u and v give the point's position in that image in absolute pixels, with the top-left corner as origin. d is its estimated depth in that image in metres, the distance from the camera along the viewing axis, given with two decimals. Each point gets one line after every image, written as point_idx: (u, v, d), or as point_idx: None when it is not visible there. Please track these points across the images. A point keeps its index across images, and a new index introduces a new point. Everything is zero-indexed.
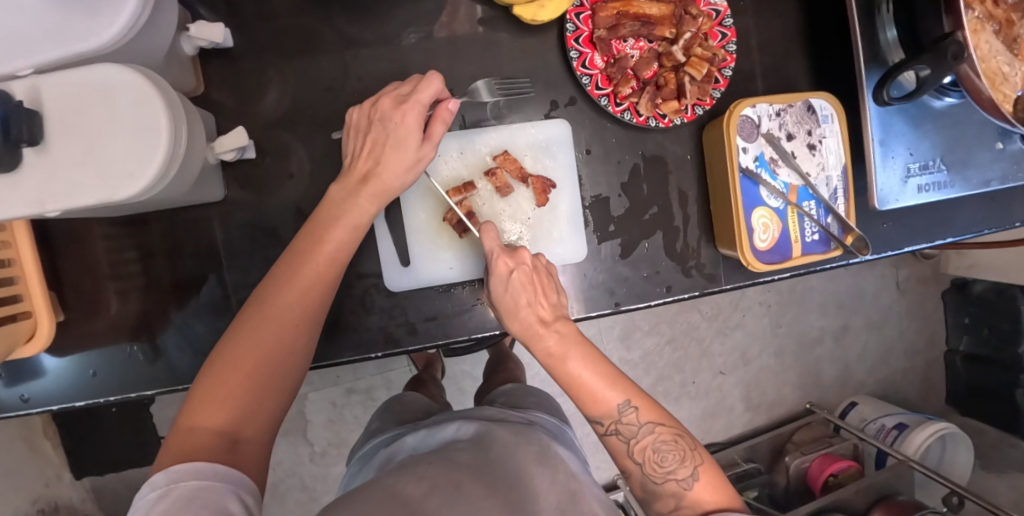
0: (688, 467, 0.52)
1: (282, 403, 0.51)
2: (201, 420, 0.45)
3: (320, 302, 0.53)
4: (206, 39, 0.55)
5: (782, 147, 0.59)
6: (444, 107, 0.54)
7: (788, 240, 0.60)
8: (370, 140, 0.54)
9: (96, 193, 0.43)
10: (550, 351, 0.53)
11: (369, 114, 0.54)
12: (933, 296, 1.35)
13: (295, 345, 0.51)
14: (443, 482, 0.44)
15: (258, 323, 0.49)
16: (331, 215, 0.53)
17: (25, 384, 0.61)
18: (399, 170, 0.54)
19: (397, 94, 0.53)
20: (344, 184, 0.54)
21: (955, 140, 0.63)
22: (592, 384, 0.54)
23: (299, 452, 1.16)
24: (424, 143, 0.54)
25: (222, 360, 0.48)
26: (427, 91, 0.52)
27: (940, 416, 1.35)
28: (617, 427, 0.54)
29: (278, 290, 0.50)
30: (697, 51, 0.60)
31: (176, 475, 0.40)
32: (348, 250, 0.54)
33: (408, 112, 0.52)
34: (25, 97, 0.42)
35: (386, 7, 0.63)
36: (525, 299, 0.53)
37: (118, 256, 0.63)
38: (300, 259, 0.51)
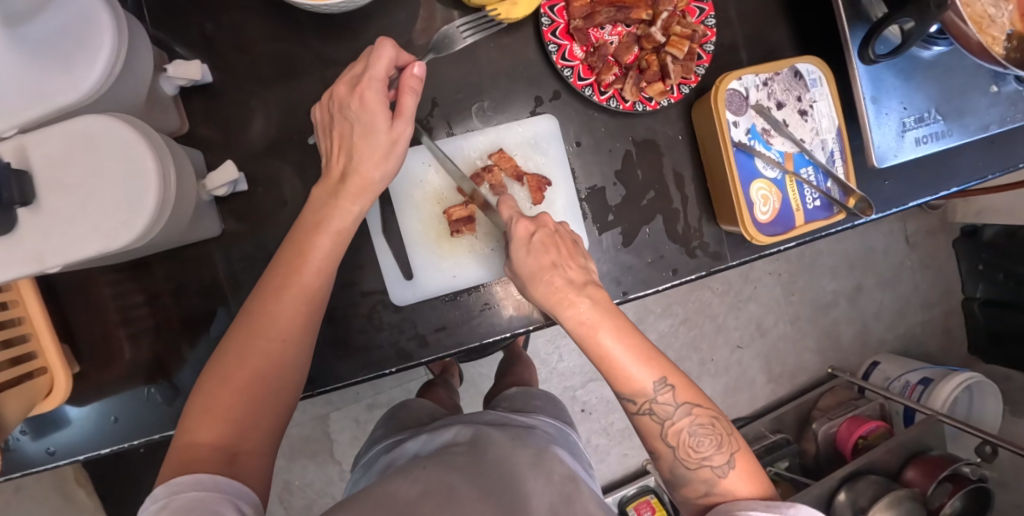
0: (724, 454, 0.52)
1: (281, 415, 0.51)
2: (198, 436, 0.45)
3: (311, 314, 0.52)
4: (186, 78, 0.56)
5: (773, 117, 0.59)
6: (409, 73, 0.50)
7: (789, 210, 0.60)
8: (338, 135, 0.52)
9: (94, 244, 0.43)
10: (581, 319, 0.51)
11: (329, 108, 0.52)
12: (944, 246, 1.34)
13: (289, 357, 0.50)
14: (437, 486, 0.46)
15: (248, 339, 0.49)
16: (312, 221, 0.52)
17: (50, 437, 0.62)
18: (376, 158, 0.52)
19: (351, 76, 0.51)
20: (323, 187, 0.53)
21: (949, 89, 0.62)
22: (624, 360, 0.52)
23: (329, 472, 1.17)
24: (396, 120, 0.52)
25: (217, 375, 0.48)
26: (379, 64, 0.49)
27: (964, 366, 1.33)
28: (651, 407, 0.52)
29: (265, 304, 0.50)
30: (676, 29, 0.59)
31: (177, 487, 0.41)
32: (333, 259, 0.53)
33: (366, 92, 0.49)
34: (12, 156, 0.42)
35: (360, 23, 0.63)
36: (549, 262, 0.51)
37: (125, 302, 0.63)
38: (286, 270, 0.50)
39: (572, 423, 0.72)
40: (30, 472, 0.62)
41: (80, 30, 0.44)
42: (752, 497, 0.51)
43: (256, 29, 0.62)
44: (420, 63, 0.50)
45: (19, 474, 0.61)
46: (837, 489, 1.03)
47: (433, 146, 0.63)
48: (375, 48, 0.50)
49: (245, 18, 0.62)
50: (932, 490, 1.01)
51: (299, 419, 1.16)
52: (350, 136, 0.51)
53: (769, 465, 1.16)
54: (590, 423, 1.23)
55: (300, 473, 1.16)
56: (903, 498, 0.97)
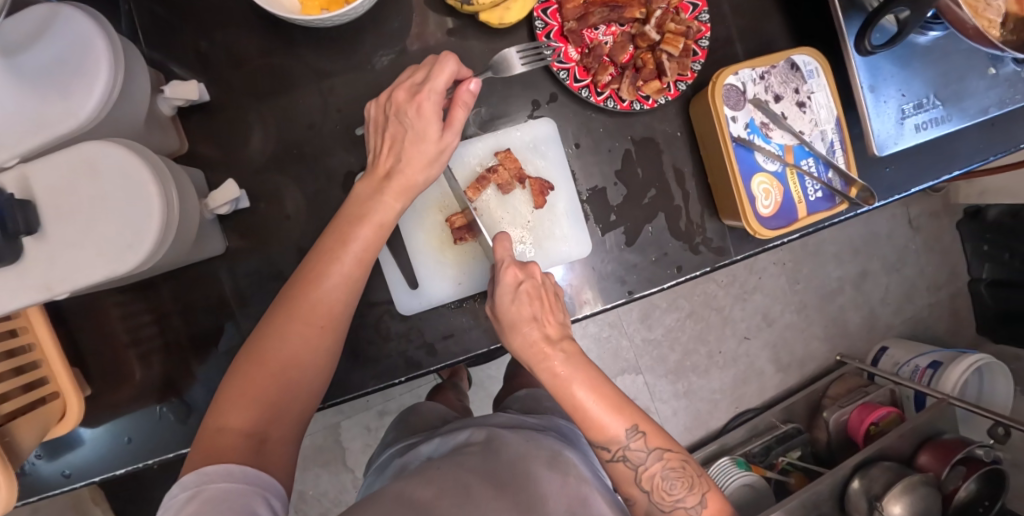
0: (695, 494, 0.53)
1: (310, 400, 0.52)
2: (229, 420, 0.46)
3: (347, 307, 0.52)
4: (183, 98, 0.56)
5: (771, 110, 0.58)
6: (465, 88, 0.50)
7: (791, 202, 0.59)
8: (389, 135, 0.53)
9: (100, 269, 0.44)
10: (555, 373, 0.52)
11: (385, 108, 0.52)
12: (948, 228, 1.33)
13: (324, 347, 0.51)
14: (452, 484, 0.46)
15: (286, 325, 0.49)
16: (356, 213, 0.52)
17: (65, 460, 0.62)
18: (421, 164, 0.52)
19: (413, 82, 0.51)
20: (368, 182, 0.54)
21: (947, 73, 0.62)
22: (596, 410, 0.52)
23: (343, 480, 1.17)
24: (445, 130, 0.52)
25: (255, 358, 0.49)
26: (441, 77, 0.49)
27: (973, 347, 1.33)
28: (625, 453, 0.53)
29: (306, 293, 0.50)
30: (671, 27, 0.58)
31: (205, 477, 0.41)
32: (372, 252, 0.53)
33: (424, 103, 0.50)
34: (15, 187, 0.43)
35: (353, 34, 0.63)
36: (529, 313, 0.52)
37: (134, 322, 0.63)
38: (328, 260, 0.50)
39: None
40: (48, 495, 0.62)
41: (77, 57, 0.45)
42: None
43: (251, 45, 0.62)
44: (477, 79, 0.50)
45: (36, 498, 0.62)
46: (851, 477, 1.02)
47: None
48: (439, 60, 0.50)
49: (240, 34, 0.62)
50: (946, 473, 1.01)
51: (311, 429, 1.16)
52: (402, 140, 0.52)
53: (781, 456, 1.16)
54: None
55: (313, 483, 1.16)
56: (918, 484, 0.98)
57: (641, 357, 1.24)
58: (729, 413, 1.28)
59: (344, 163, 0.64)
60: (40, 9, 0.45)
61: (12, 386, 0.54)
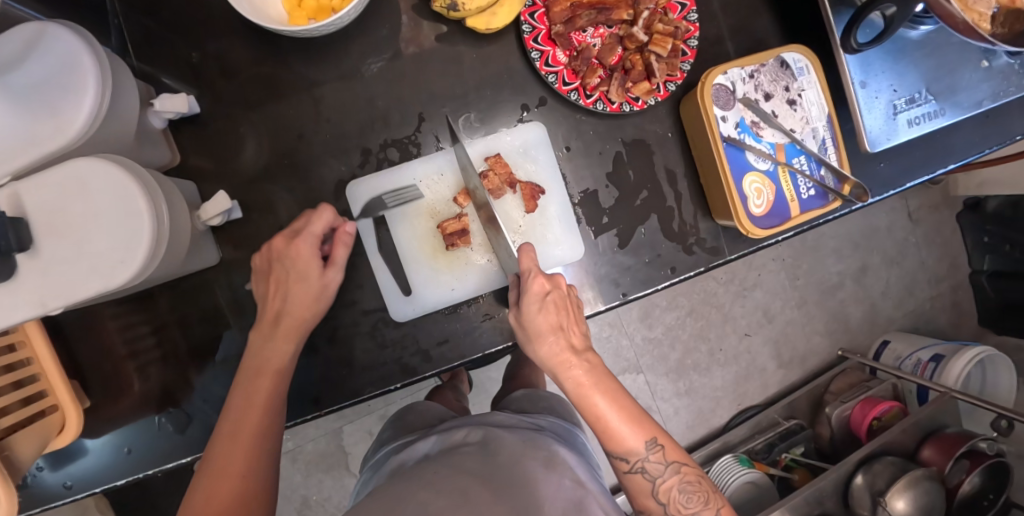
0: (711, 509, 0.54)
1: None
2: None
3: (265, 447, 0.53)
4: (172, 111, 0.56)
5: (762, 109, 0.58)
6: (343, 230, 0.57)
7: (784, 201, 0.59)
8: (274, 279, 0.56)
9: (93, 284, 0.44)
10: (579, 381, 0.52)
11: (266, 258, 0.57)
12: (948, 220, 1.32)
13: (263, 464, 0.52)
14: (451, 490, 0.47)
15: (224, 451, 0.51)
16: (254, 364, 0.55)
17: (66, 471, 0.62)
18: (308, 298, 0.56)
19: (289, 231, 0.56)
20: (258, 329, 0.56)
21: (938, 67, 0.62)
22: (616, 423, 0.52)
23: (346, 485, 1.18)
24: (327, 268, 0.57)
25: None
26: (319, 223, 0.56)
27: (976, 340, 1.32)
28: (643, 465, 0.53)
29: (220, 455, 0.51)
30: (659, 27, 0.58)
31: None
32: (278, 396, 0.55)
33: (300, 246, 0.55)
34: (7, 205, 0.43)
35: (342, 42, 0.62)
36: (556, 324, 0.53)
37: (131, 334, 0.64)
38: (249, 382, 0.54)
39: (578, 424, 0.73)
40: (49, 507, 0.63)
41: (65, 74, 0.45)
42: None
43: (240, 56, 0.63)
44: (352, 222, 0.58)
45: (38, 510, 0.62)
46: (854, 471, 1.02)
47: (425, 161, 0.64)
48: (314, 212, 0.57)
49: (229, 46, 0.62)
50: (950, 467, 1.00)
51: (314, 434, 1.17)
52: (285, 283, 0.55)
53: (784, 452, 1.16)
54: None
55: (316, 488, 1.17)
56: (923, 478, 0.97)
57: (641, 356, 1.24)
58: (731, 411, 1.28)
59: (334, 172, 0.64)
60: (24, 27, 0.45)
61: (11, 400, 0.55)
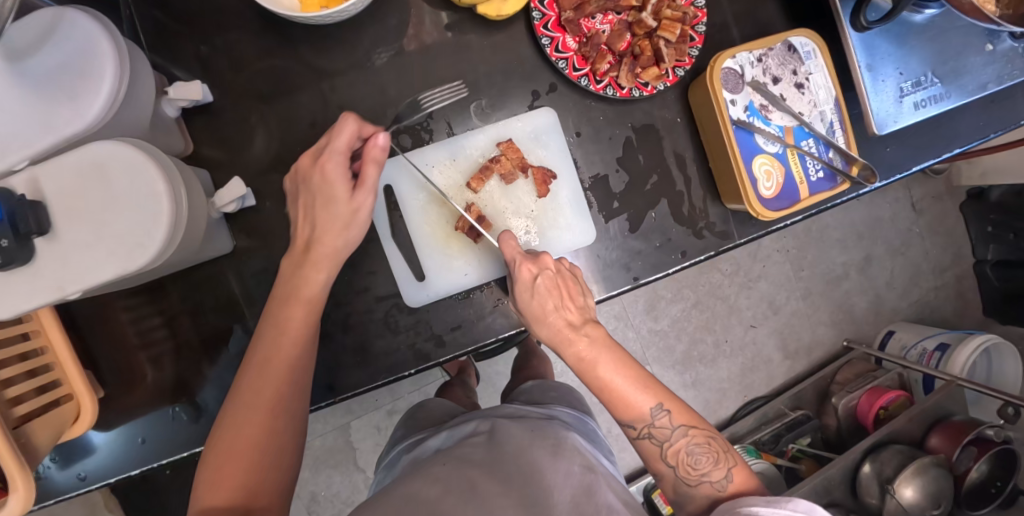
0: (722, 469, 0.53)
1: (283, 483, 0.51)
2: (210, 501, 0.46)
3: (293, 387, 0.52)
4: (187, 99, 0.57)
5: (771, 92, 0.59)
6: (370, 145, 0.52)
7: (793, 184, 0.60)
8: (303, 206, 0.55)
9: (111, 268, 0.44)
10: (581, 356, 0.54)
11: (300, 180, 0.56)
12: (951, 210, 1.33)
13: (291, 407, 0.52)
14: (459, 482, 0.48)
15: (251, 388, 0.51)
16: (286, 292, 0.54)
17: (79, 464, 0.63)
18: (335, 228, 0.54)
19: (317, 150, 0.54)
20: (291, 256, 0.55)
21: (944, 50, 0.62)
22: (624, 388, 0.54)
23: (354, 480, 1.18)
24: (356, 190, 0.54)
25: (213, 455, 0.49)
26: (340, 138, 0.52)
27: (981, 329, 1.32)
28: (651, 431, 0.54)
29: (246, 390, 0.50)
30: (667, 13, 0.59)
31: None
32: (311, 328, 0.54)
33: (327, 166, 0.53)
34: (26, 189, 0.44)
35: (352, 32, 0.63)
36: (552, 305, 0.54)
37: (144, 324, 0.64)
38: (280, 316, 0.53)
39: (588, 411, 0.74)
40: (63, 498, 0.63)
41: (83, 60, 0.45)
42: (739, 496, 0.52)
43: (251, 46, 0.63)
44: (383, 133, 0.53)
45: (52, 502, 0.63)
46: (861, 462, 1.01)
47: (435, 147, 0.63)
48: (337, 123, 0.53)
49: (240, 36, 0.63)
50: (958, 455, 1.00)
51: (322, 430, 1.17)
52: (314, 206, 0.54)
53: (791, 443, 1.16)
54: None
55: (325, 484, 1.17)
56: (930, 466, 0.97)
57: (647, 348, 1.24)
58: (738, 402, 1.28)
59: None
60: (44, 14, 0.46)
61: (24, 389, 0.55)
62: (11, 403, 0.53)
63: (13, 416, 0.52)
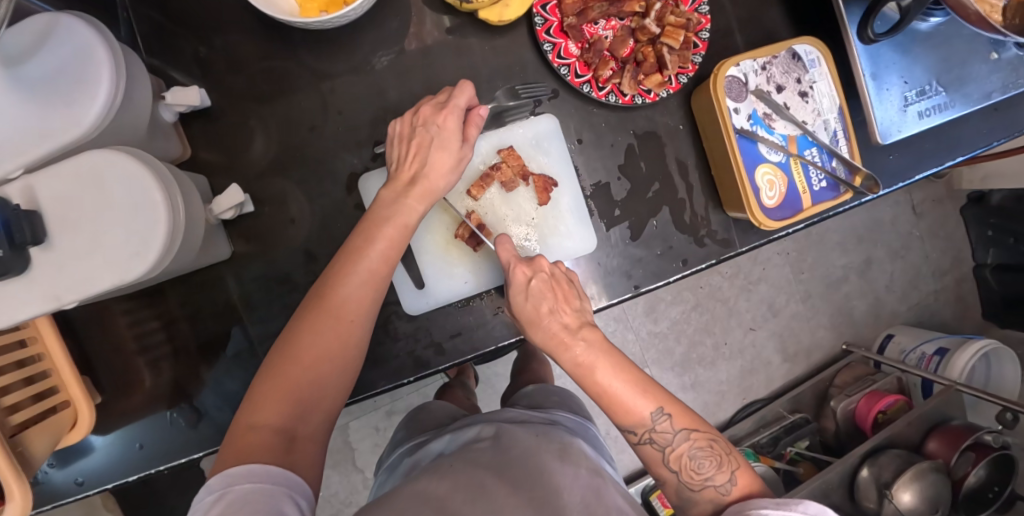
0: (725, 472, 0.53)
1: (330, 411, 0.50)
2: (261, 418, 0.46)
3: (366, 314, 0.51)
4: (184, 104, 0.56)
5: (774, 101, 0.58)
6: (476, 113, 0.56)
7: (796, 193, 0.59)
8: (414, 144, 0.54)
9: (108, 277, 0.44)
10: (578, 360, 0.54)
11: (411, 122, 0.55)
12: (952, 213, 1.33)
13: (357, 338, 0.51)
14: (466, 483, 0.46)
15: (325, 307, 0.50)
16: (379, 215, 0.53)
17: (77, 469, 0.62)
18: (444, 171, 0.55)
19: (435, 101, 0.55)
20: (391, 188, 0.55)
21: (949, 59, 0.62)
22: (623, 394, 0.54)
23: (352, 480, 1.18)
24: (464, 145, 0.56)
25: (272, 371, 0.48)
26: (462, 97, 0.55)
27: (980, 333, 1.32)
28: (652, 435, 0.54)
29: (320, 312, 0.50)
30: (671, 19, 0.58)
31: (231, 479, 0.41)
32: (395, 254, 0.53)
33: (448, 118, 0.54)
34: (21, 199, 0.43)
35: (352, 36, 0.62)
36: (546, 307, 0.54)
37: (142, 329, 0.64)
38: (366, 238, 0.52)
39: (590, 416, 0.73)
40: (61, 503, 0.62)
41: (78, 66, 0.45)
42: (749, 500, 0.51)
43: (250, 48, 0.62)
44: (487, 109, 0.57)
45: (50, 507, 0.62)
46: (860, 465, 1.02)
47: None
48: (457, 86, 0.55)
49: (239, 39, 0.62)
50: (955, 459, 1.01)
51: None
52: (427, 147, 0.54)
53: (789, 446, 1.16)
54: None
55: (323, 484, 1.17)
56: (929, 470, 0.98)
57: (647, 351, 1.24)
58: (737, 405, 1.28)
59: (347, 166, 0.64)
60: (39, 18, 0.45)
61: (23, 397, 0.55)
62: (9, 410, 0.53)
63: (8, 425, 0.52)
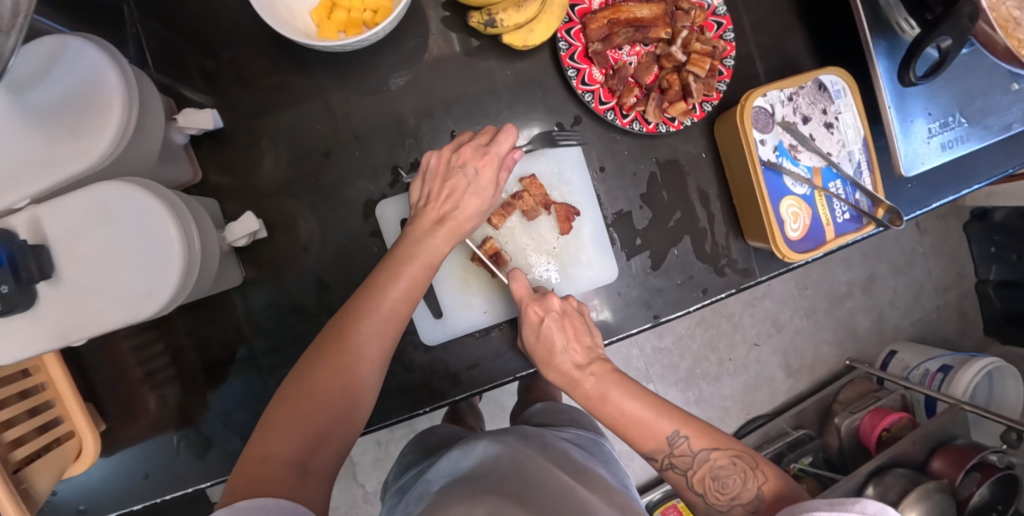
0: (752, 490, 0.49)
1: (341, 451, 0.46)
2: (274, 448, 0.42)
3: (385, 351, 0.50)
4: (196, 127, 0.54)
5: (801, 132, 0.57)
6: (510, 155, 0.57)
7: (819, 225, 0.58)
8: (448, 186, 0.54)
9: (121, 314, 0.42)
10: (589, 394, 0.54)
11: (447, 161, 0.55)
12: (955, 230, 1.33)
13: (374, 375, 0.49)
14: (475, 500, 0.44)
15: (346, 344, 0.48)
16: (404, 251, 0.52)
17: (82, 496, 0.61)
18: (473, 214, 0.55)
19: (476, 143, 0.55)
20: (416, 223, 0.54)
21: (971, 90, 0.61)
22: (638, 417, 0.52)
23: (354, 495, 1.16)
24: (493, 192, 0.57)
25: (289, 400, 0.45)
26: (506, 143, 0.55)
27: (981, 349, 1.33)
28: (672, 460, 0.52)
29: (339, 346, 0.47)
30: (697, 47, 0.57)
31: (237, 509, 0.35)
32: (418, 290, 0.52)
33: (487, 165, 0.54)
34: (26, 232, 0.41)
35: (369, 57, 0.61)
36: (560, 346, 0.53)
37: (147, 357, 0.62)
38: (390, 274, 0.51)
39: (600, 433, 0.73)
40: None
41: (90, 91, 0.43)
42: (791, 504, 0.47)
43: (262, 68, 0.60)
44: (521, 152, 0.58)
45: None
46: (865, 484, 1.02)
47: None
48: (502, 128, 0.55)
49: (249, 59, 0.60)
50: (960, 479, 1.01)
51: None
52: (461, 191, 0.54)
53: (794, 462, 1.15)
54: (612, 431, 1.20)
55: None
56: (934, 490, 0.97)
57: (652, 366, 1.24)
58: (739, 420, 1.28)
59: (364, 190, 0.62)
60: (47, 40, 0.43)
61: (25, 430, 0.53)
62: (11, 445, 0.51)
63: (12, 460, 0.51)
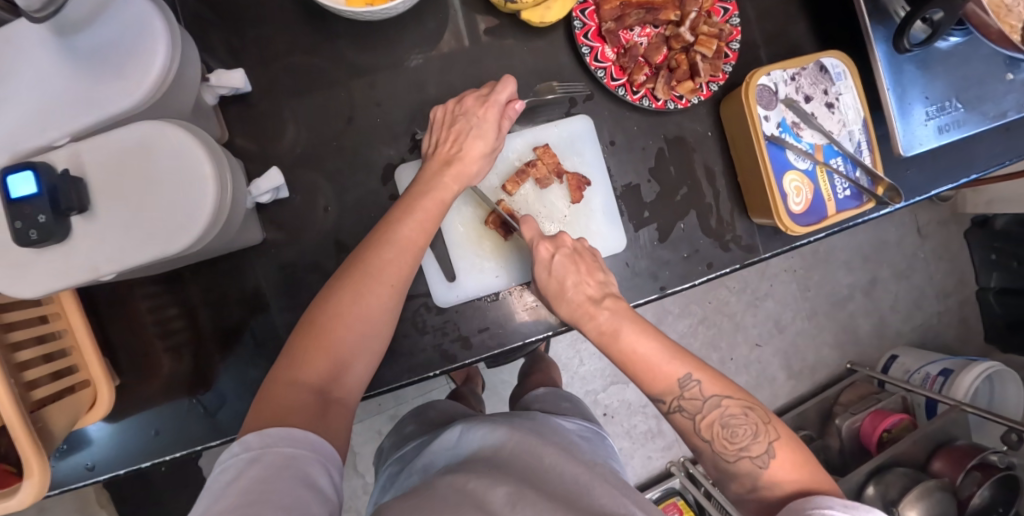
0: (762, 443, 0.50)
1: (363, 378, 0.50)
2: (300, 376, 0.45)
3: (401, 282, 0.51)
4: (227, 86, 0.57)
5: (803, 110, 0.60)
6: (511, 106, 0.58)
7: (821, 200, 0.61)
8: (454, 130, 0.57)
9: (150, 249, 0.44)
10: (601, 329, 0.54)
11: (452, 110, 0.57)
12: (956, 236, 1.35)
13: (391, 305, 0.51)
14: (500, 479, 0.42)
15: (362, 273, 0.49)
16: (418, 191, 0.55)
17: (89, 453, 0.61)
18: (478, 157, 0.57)
19: (477, 93, 0.58)
20: (427, 167, 0.56)
21: (966, 78, 0.64)
22: (650, 356, 0.53)
23: (353, 485, 1.16)
24: (498, 137, 0.59)
25: (315, 328, 0.47)
26: (505, 92, 0.57)
27: (982, 356, 1.34)
28: (681, 403, 0.52)
29: (355, 275, 0.49)
30: (705, 29, 0.60)
31: (268, 439, 0.39)
32: (431, 225, 0.54)
33: (489, 111, 0.57)
34: (69, 165, 0.43)
35: (393, 31, 0.64)
36: (571, 280, 0.55)
37: (163, 315, 0.63)
38: (403, 211, 0.53)
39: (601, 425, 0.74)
40: (70, 489, 0.61)
41: (133, 37, 0.45)
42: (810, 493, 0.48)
43: (290, 40, 0.63)
44: (523, 103, 0.60)
45: (60, 491, 0.61)
46: (866, 483, 1.02)
47: None
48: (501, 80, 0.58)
49: (279, 30, 0.63)
50: (961, 479, 1.01)
51: None
52: (465, 135, 0.56)
53: None
54: (614, 427, 1.20)
55: None
56: (934, 489, 0.97)
57: None
58: None
59: (384, 157, 0.65)
60: None
61: (41, 373, 0.53)
62: (27, 386, 0.52)
63: (29, 400, 0.51)
